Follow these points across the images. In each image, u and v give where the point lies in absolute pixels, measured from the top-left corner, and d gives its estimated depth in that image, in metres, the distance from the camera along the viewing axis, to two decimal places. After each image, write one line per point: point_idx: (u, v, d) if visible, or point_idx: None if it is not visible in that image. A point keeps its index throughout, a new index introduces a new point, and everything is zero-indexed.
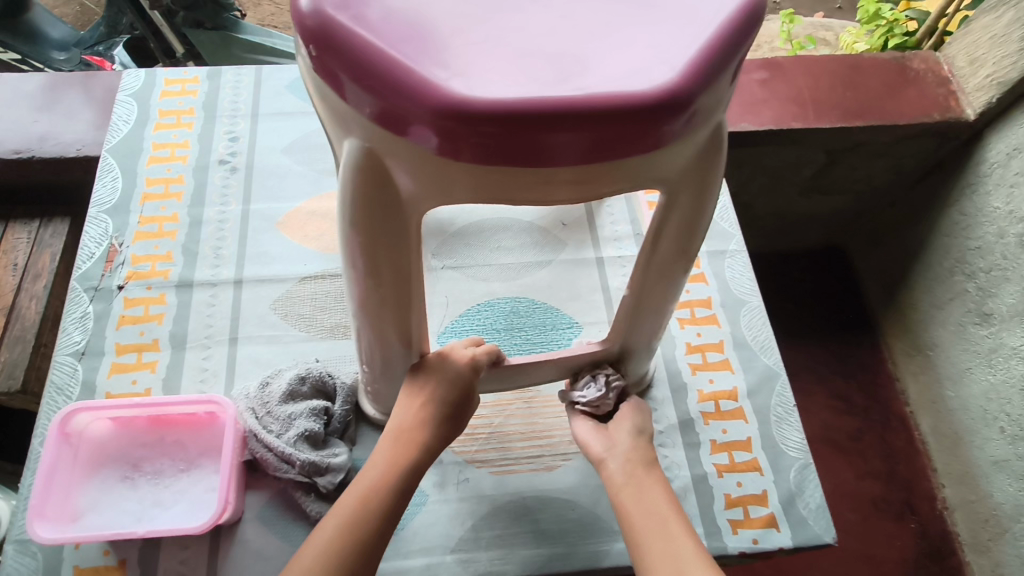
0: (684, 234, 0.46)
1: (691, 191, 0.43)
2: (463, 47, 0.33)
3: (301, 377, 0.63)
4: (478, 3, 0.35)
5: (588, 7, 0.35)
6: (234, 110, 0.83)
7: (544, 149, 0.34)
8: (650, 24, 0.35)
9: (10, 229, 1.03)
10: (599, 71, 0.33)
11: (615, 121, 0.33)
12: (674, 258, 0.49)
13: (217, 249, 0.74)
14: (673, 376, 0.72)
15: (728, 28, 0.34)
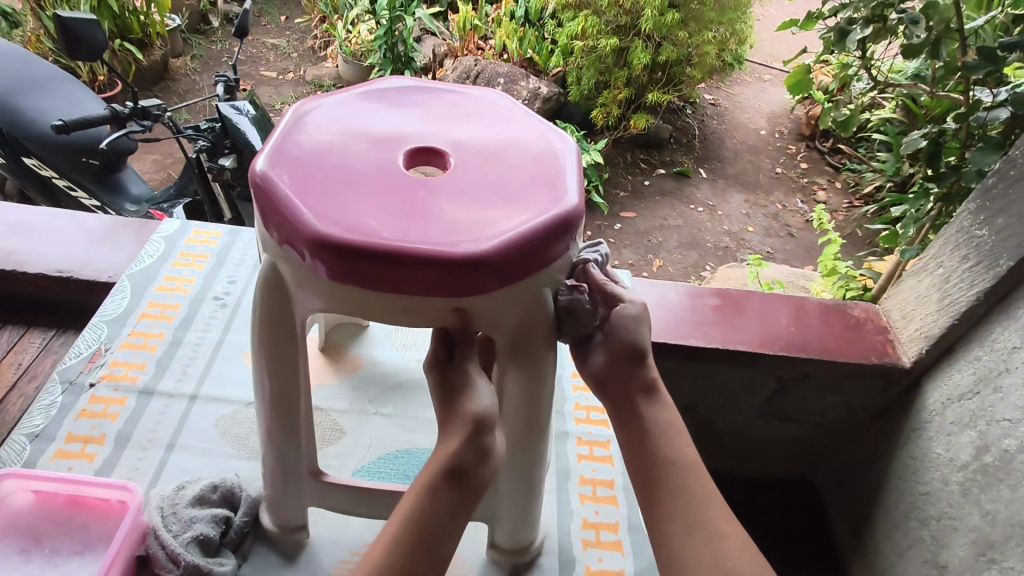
0: (530, 377, 0.61)
1: (528, 329, 0.58)
2: (354, 210, 0.52)
3: (213, 485, 0.70)
4: (371, 182, 0.55)
5: (444, 198, 0.54)
6: (240, 261, 1.01)
7: (384, 279, 0.50)
8: (482, 213, 0.53)
9: (29, 334, 1.19)
10: (429, 235, 0.50)
11: (450, 267, 0.50)
12: (525, 404, 0.63)
13: (186, 366, 0.85)
14: (563, 549, 0.75)
15: (540, 220, 0.53)
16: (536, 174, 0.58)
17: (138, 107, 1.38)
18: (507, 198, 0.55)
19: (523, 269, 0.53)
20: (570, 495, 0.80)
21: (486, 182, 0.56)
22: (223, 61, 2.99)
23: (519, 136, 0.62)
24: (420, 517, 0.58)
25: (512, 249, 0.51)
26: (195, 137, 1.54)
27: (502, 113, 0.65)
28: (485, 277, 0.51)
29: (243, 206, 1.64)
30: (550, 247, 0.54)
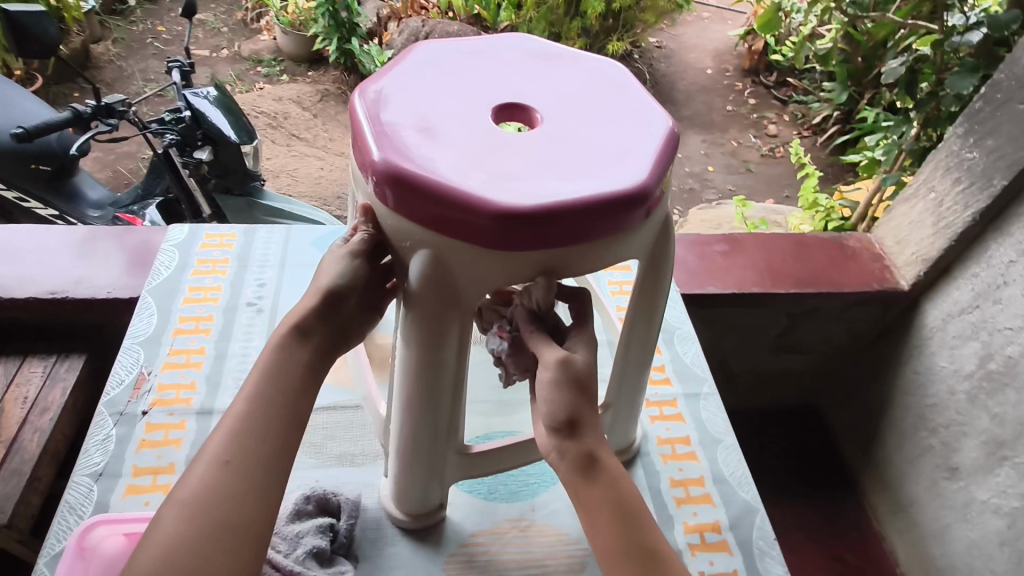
0: (427, 347, 0.53)
1: (422, 310, 0.50)
2: (408, 127, 0.51)
3: (305, 496, 0.69)
4: (440, 104, 0.54)
5: (458, 140, 0.50)
6: (264, 261, 0.95)
7: (355, 151, 0.52)
8: (472, 157, 0.49)
9: (27, 364, 1.10)
10: (392, 140, 0.49)
11: (401, 184, 0.47)
12: (426, 369, 0.55)
13: (238, 380, 0.81)
14: (660, 508, 0.76)
15: (515, 203, 0.46)
16: (589, 167, 0.50)
17: (102, 104, 1.26)
18: (537, 164, 0.49)
19: (469, 237, 0.47)
20: (652, 457, 0.81)
21: (525, 149, 0.50)
22: (148, 44, 2.77)
23: (629, 119, 0.55)
24: (276, 367, 0.53)
25: (469, 208, 0.45)
26: (162, 131, 1.42)
27: (645, 95, 0.58)
28: (428, 220, 0.47)
29: (222, 200, 1.56)
30: (475, 223, 0.46)
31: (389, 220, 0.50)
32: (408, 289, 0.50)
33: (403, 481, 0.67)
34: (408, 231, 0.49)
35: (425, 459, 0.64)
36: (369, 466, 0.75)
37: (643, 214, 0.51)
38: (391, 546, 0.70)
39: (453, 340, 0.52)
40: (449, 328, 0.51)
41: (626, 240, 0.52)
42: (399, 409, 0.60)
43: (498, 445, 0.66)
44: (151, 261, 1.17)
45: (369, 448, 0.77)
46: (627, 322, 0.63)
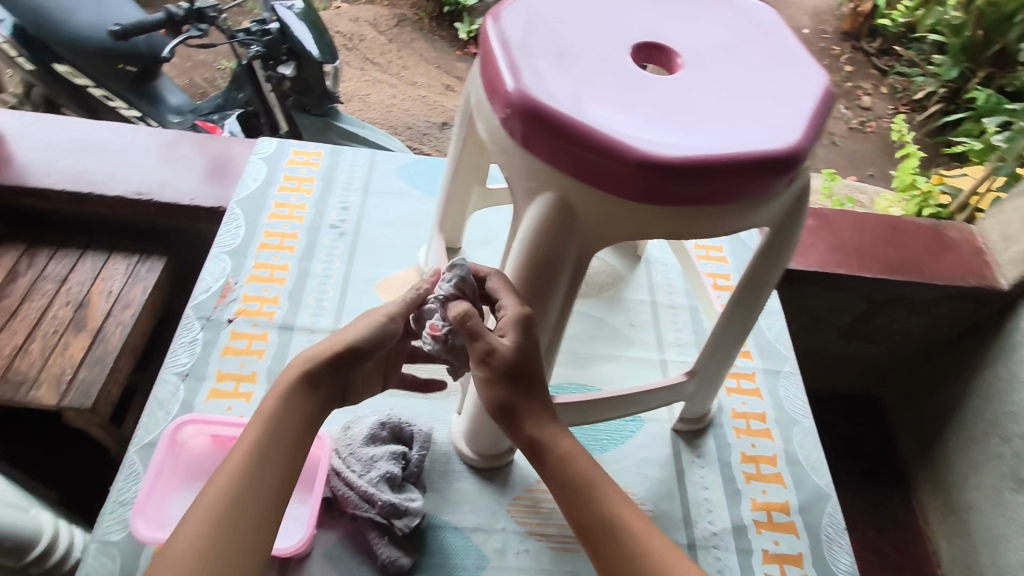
0: (532, 293, 0.50)
1: (535, 256, 0.48)
2: (545, 58, 0.48)
3: (381, 423, 0.69)
4: (576, 37, 0.50)
5: (595, 78, 0.47)
6: (349, 184, 0.94)
7: (484, 76, 0.49)
8: (611, 98, 0.46)
9: (112, 260, 1.14)
10: (528, 70, 0.46)
11: (538, 120, 0.44)
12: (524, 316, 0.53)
13: (319, 300, 0.82)
14: (728, 481, 0.75)
15: (660, 151, 0.42)
16: (740, 121, 0.46)
17: (194, 8, 1.25)
18: (682, 113, 0.45)
19: (603, 183, 0.44)
20: (725, 430, 0.79)
21: (667, 95, 0.47)
22: None
23: (782, 71, 0.50)
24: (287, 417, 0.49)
25: (611, 153, 0.42)
26: (248, 42, 1.40)
27: (800, 48, 0.53)
28: (562, 161, 0.44)
29: (298, 117, 1.54)
30: (609, 168, 0.43)
31: (513, 158, 0.47)
32: (523, 231, 0.48)
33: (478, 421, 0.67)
34: (534, 170, 0.46)
35: None
36: (441, 401, 0.76)
37: (788, 179, 0.47)
38: (457, 481, 0.71)
39: (560, 288, 0.50)
40: (560, 276, 0.49)
41: (764, 204, 0.48)
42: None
43: (582, 399, 0.64)
44: (231, 172, 1.18)
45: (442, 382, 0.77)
46: (737, 290, 0.59)
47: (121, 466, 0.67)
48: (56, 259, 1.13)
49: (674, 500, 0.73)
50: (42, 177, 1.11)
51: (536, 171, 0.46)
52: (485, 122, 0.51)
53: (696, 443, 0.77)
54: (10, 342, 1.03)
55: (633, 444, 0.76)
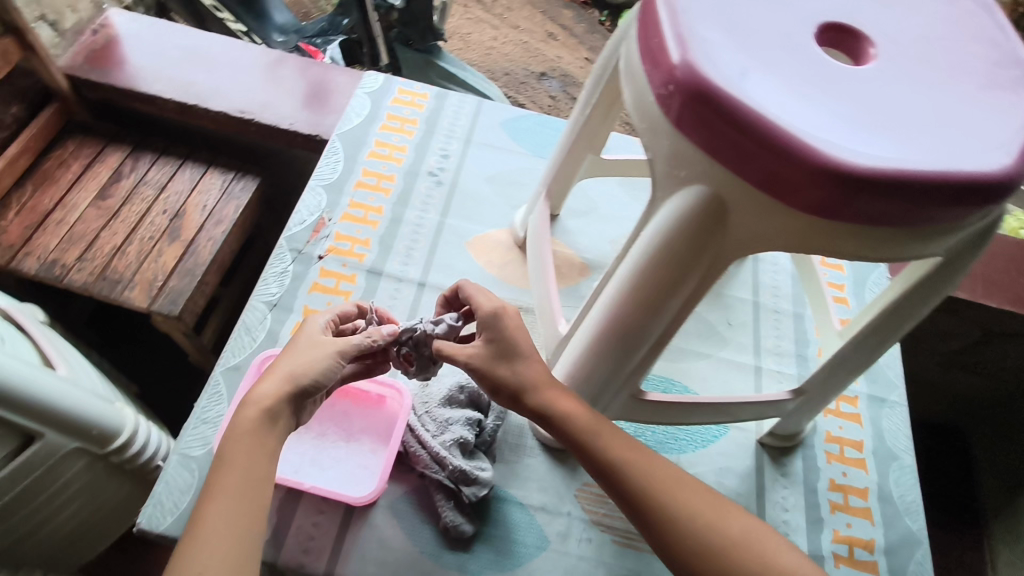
0: (656, 291, 0.46)
1: (672, 250, 0.43)
2: (719, 30, 0.41)
3: (460, 386, 0.68)
4: (755, 10, 0.44)
5: (775, 63, 0.41)
6: (451, 132, 0.90)
7: (641, 41, 0.43)
8: (792, 89, 0.39)
9: (209, 174, 1.16)
10: (700, 42, 0.40)
11: (703, 105, 0.38)
12: (638, 314, 0.48)
13: (409, 249, 0.80)
14: (810, 507, 0.70)
15: (848, 159, 0.36)
16: (942, 136, 0.39)
17: None
18: (874, 118, 0.39)
19: (771, 187, 0.38)
20: (815, 452, 0.73)
21: (857, 94, 0.40)
22: None
23: (993, 81, 0.43)
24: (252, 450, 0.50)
25: (789, 154, 0.37)
26: None
27: (1014, 55, 0.45)
28: (726, 155, 0.38)
29: (401, 52, 1.51)
30: (782, 169, 0.37)
31: (660, 143, 0.42)
32: (662, 222, 0.43)
33: None
34: (684, 159, 0.40)
35: (593, 395, 0.59)
36: None
37: (985, 211, 0.40)
38: (528, 457, 0.69)
39: (686, 291, 0.45)
40: (690, 278, 0.44)
41: (947, 235, 0.41)
42: (586, 343, 0.54)
43: (679, 401, 0.61)
44: (327, 99, 1.16)
45: None
46: (880, 316, 0.53)
47: (206, 385, 0.68)
48: (158, 166, 1.14)
49: None
50: (152, 83, 1.12)
51: (691, 159, 0.40)
52: (632, 95, 0.45)
53: (782, 461, 0.72)
54: (110, 242, 1.05)
55: (713, 451, 0.72)
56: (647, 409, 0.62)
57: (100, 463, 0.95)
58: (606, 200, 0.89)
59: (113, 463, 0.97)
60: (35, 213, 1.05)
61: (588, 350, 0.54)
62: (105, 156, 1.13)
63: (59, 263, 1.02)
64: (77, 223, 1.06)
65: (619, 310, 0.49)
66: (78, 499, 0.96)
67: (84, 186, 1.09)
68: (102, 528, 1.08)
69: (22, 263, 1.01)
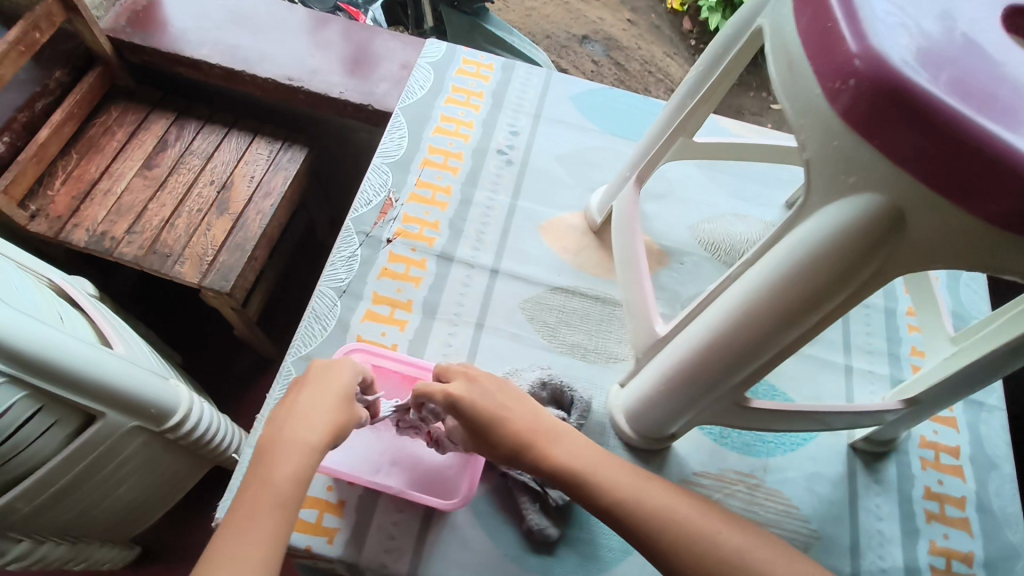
0: (798, 301, 0.41)
1: (832, 258, 0.38)
2: (904, 15, 0.36)
3: (542, 382, 0.65)
4: None
5: (967, 57, 0.35)
6: (519, 106, 0.85)
7: (806, 17, 0.38)
8: (994, 90, 0.34)
9: (255, 143, 1.11)
10: (887, 24, 0.35)
11: (895, 108, 0.33)
12: (770, 324, 0.44)
13: (480, 233, 0.75)
14: (905, 517, 0.67)
15: None
16: None
17: None
18: None
19: (967, 203, 0.33)
20: (910, 458, 0.70)
21: None
22: None
23: None
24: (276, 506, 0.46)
25: (995, 167, 0.32)
26: None
27: None
28: (917, 166, 0.33)
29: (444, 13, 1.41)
30: (982, 183, 0.32)
31: (826, 145, 0.37)
32: (822, 227, 0.38)
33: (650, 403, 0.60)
34: (858, 164, 0.35)
35: (696, 397, 0.55)
36: (599, 367, 0.70)
37: None
38: None
39: (833, 303, 0.41)
40: (845, 288, 0.40)
41: None
42: (699, 347, 0.50)
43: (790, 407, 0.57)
44: (369, 66, 1.10)
45: (604, 346, 0.71)
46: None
47: (278, 374, 0.66)
48: (203, 134, 1.10)
49: (842, 526, 0.66)
50: (197, 47, 1.06)
51: (870, 165, 0.35)
52: (784, 88, 0.40)
53: (876, 467, 0.70)
54: (158, 214, 1.02)
55: (803, 454, 0.69)
56: (749, 414, 0.58)
57: (156, 441, 0.94)
58: (683, 184, 0.84)
59: (167, 441, 0.97)
60: (82, 181, 1.01)
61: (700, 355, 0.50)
62: (150, 123, 1.09)
63: (109, 236, 0.99)
64: (124, 194, 1.02)
65: (747, 317, 0.44)
66: (134, 475, 0.96)
67: (130, 155, 1.05)
68: (156, 501, 1.09)
69: (70, 235, 0.97)
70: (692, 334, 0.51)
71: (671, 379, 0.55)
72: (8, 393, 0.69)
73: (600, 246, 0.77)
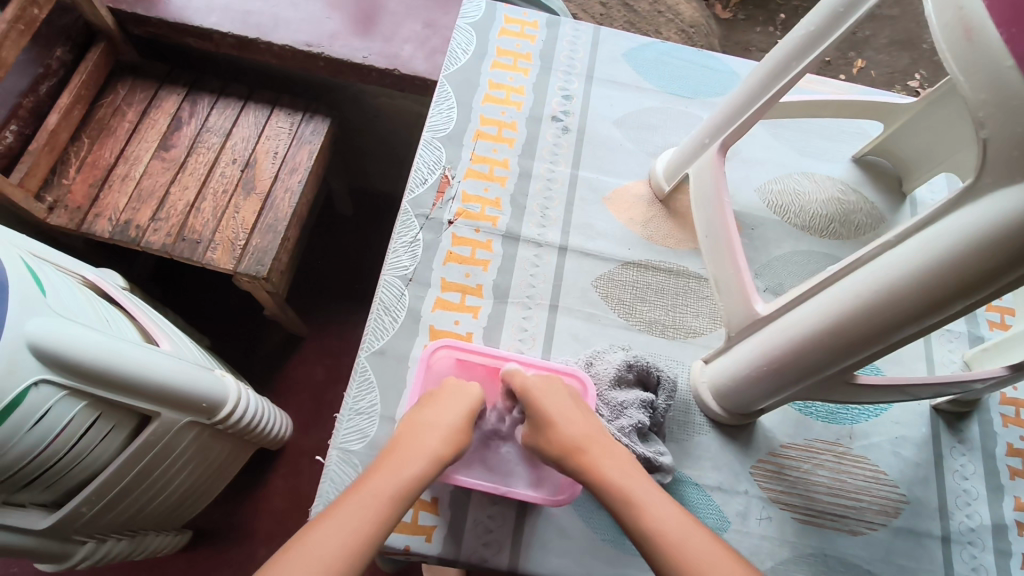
0: (955, 286, 0.39)
1: (1005, 246, 0.36)
2: None
3: (628, 364, 0.62)
4: None
5: None
6: (570, 68, 0.80)
7: None
8: None
9: (274, 117, 1.00)
10: None
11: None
12: (912, 310, 0.41)
13: (544, 209, 0.72)
14: (990, 474, 0.67)
15: None
16: None
17: None
18: None
19: None
20: (990, 416, 0.69)
21: None
22: None
23: None
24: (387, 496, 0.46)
25: None
26: None
27: None
28: None
29: None
30: None
31: (1017, 125, 0.34)
32: (1001, 213, 0.35)
33: (739, 382, 0.59)
34: None
35: (801, 381, 0.53)
36: (679, 343, 0.68)
37: None
38: (699, 435, 0.65)
39: (991, 288, 0.39)
40: (1009, 276, 0.38)
41: None
42: (812, 331, 0.48)
43: (897, 383, 0.53)
44: (379, 21, 1.02)
45: (681, 321, 0.69)
46: None
47: (354, 372, 0.63)
48: (218, 110, 0.99)
49: (930, 488, 0.65)
50: (206, 15, 0.99)
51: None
52: (958, 61, 0.37)
53: (959, 427, 0.69)
54: (182, 198, 0.92)
55: (887, 420, 0.68)
56: (851, 390, 0.55)
57: (206, 432, 0.81)
58: (746, 143, 0.80)
59: (217, 429, 0.83)
60: (97, 168, 0.92)
61: (819, 340, 0.48)
62: (161, 100, 0.99)
63: (134, 224, 0.89)
64: (144, 178, 0.92)
65: (885, 303, 0.42)
66: (189, 465, 0.83)
67: (144, 136, 0.95)
68: (209, 488, 0.95)
69: (93, 227, 0.88)
70: (801, 317, 0.49)
71: (767, 361, 0.54)
72: (69, 404, 0.58)
73: (670, 216, 0.74)
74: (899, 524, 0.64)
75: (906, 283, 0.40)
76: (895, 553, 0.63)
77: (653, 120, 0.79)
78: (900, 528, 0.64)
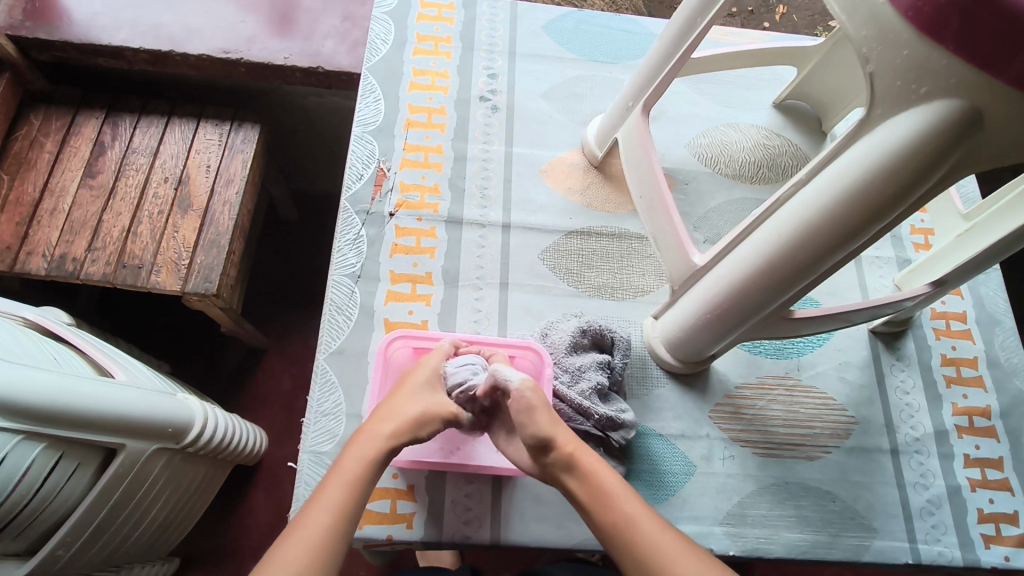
0: (864, 212, 0.41)
1: (904, 168, 0.38)
2: None
3: (582, 330, 0.64)
4: None
5: None
6: (492, 46, 0.81)
7: None
8: None
9: (201, 129, 0.98)
10: None
11: (969, 15, 0.33)
12: (833, 241, 0.44)
13: (483, 189, 0.73)
14: (929, 385, 0.71)
15: None
16: None
17: None
18: None
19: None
20: (924, 331, 0.74)
21: None
22: None
23: None
24: (339, 507, 0.44)
25: None
26: None
27: None
28: (984, 64, 0.34)
29: None
30: None
31: (895, 56, 0.37)
32: (894, 139, 0.38)
33: (690, 333, 0.61)
34: (930, 72, 0.36)
35: (744, 321, 0.55)
36: (629, 303, 0.71)
37: None
38: (658, 388, 0.68)
39: (897, 210, 0.42)
40: (909, 197, 0.40)
41: None
42: (748, 272, 0.50)
43: (830, 312, 0.55)
44: (297, 20, 1.00)
45: (629, 282, 0.72)
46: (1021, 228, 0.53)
47: (315, 375, 0.63)
48: (141, 129, 0.96)
49: (875, 406, 0.70)
50: (113, 33, 0.95)
51: (944, 70, 0.35)
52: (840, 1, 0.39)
53: (896, 346, 0.73)
54: (116, 224, 0.89)
55: (830, 348, 0.72)
56: (793, 324, 0.58)
57: (178, 456, 0.80)
58: (671, 102, 0.82)
59: (188, 452, 0.82)
60: (22, 205, 0.88)
61: (755, 278, 0.50)
62: (79, 126, 0.95)
63: (70, 258, 0.86)
64: (74, 209, 0.89)
65: (809, 238, 0.44)
66: (166, 491, 0.82)
67: (68, 165, 0.92)
68: (190, 512, 0.94)
69: (27, 265, 0.85)
70: (737, 260, 0.51)
71: (711, 308, 0.56)
72: (26, 447, 0.57)
73: (606, 180, 0.76)
74: (850, 444, 0.68)
75: (821, 216, 0.43)
76: (850, 471, 0.67)
77: (579, 90, 0.80)
78: (851, 448, 0.68)
